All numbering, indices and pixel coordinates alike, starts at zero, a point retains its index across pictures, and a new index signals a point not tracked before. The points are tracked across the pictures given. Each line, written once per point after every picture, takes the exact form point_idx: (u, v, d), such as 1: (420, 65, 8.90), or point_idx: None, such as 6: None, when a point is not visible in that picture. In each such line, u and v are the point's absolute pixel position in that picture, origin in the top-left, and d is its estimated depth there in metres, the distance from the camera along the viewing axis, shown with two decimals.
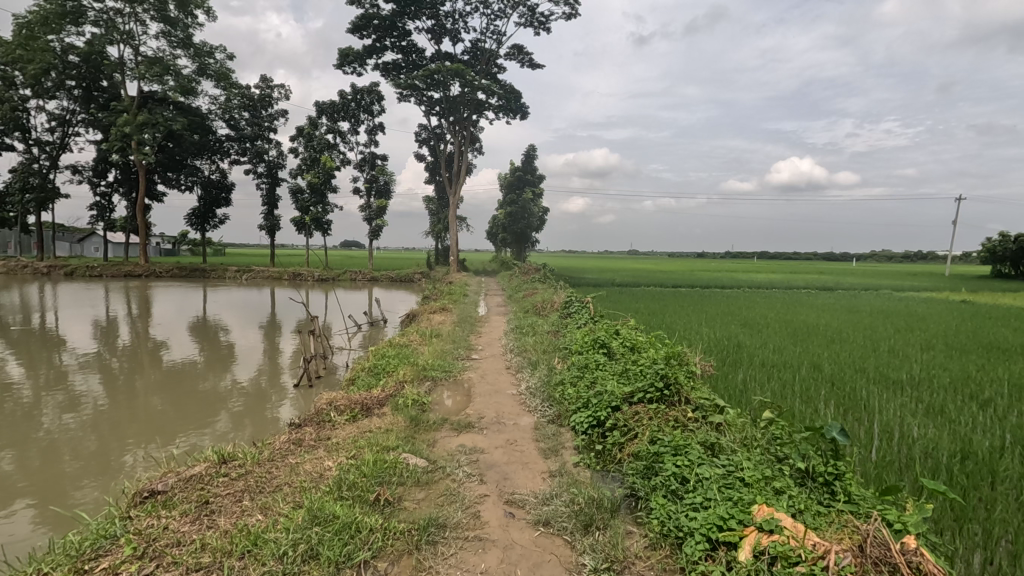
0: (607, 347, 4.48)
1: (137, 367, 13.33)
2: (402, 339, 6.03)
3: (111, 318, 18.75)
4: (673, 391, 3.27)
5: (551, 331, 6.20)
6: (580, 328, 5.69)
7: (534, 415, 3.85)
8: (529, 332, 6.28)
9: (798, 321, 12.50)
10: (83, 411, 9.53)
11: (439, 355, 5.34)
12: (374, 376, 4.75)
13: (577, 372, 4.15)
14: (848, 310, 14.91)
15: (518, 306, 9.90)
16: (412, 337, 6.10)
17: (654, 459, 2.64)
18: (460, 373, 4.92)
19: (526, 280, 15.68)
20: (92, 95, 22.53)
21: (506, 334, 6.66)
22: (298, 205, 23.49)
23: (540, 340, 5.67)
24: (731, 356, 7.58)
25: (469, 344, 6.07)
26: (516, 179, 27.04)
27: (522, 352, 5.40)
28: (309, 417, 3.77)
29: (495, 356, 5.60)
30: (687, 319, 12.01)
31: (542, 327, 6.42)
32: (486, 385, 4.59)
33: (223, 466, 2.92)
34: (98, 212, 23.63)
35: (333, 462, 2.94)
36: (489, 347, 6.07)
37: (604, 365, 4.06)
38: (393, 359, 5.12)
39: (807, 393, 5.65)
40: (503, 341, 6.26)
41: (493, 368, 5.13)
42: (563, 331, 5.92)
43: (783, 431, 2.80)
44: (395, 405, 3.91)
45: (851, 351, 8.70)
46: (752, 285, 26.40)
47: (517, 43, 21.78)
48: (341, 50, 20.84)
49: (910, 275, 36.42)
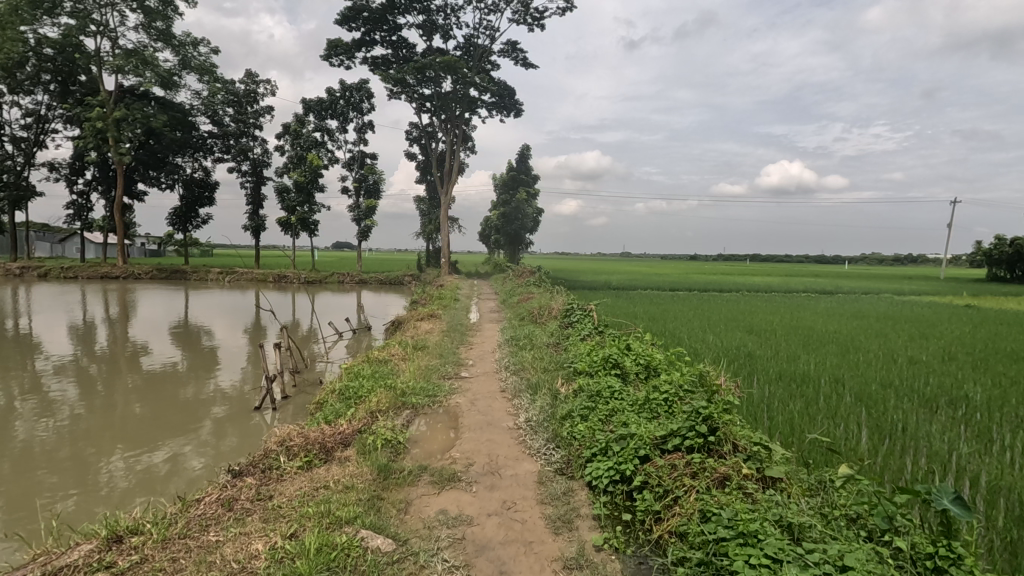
0: (622, 367, 3.87)
1: (116, 372, 12.58)
2: (383, 352, 5.36)
3: (89, 321, 17.94)
4: (717, 437, 2.67)
5: (550, 343, 5.53)
6: (583, 342, 5.04)
7: (538, 460, 3.19)
8: (526, 344, 5.61)
9: (806, 327, 11.89)
10: (53, 419, 8.82)
11: (424, 374, 4.66)
12: (345, 403, 4.06)
13: (588, 401, 3.51)
14: (854, 316, 14.40)
15: (513, 312, 9.26)
16: (395, 351, 5.41)
17: (714, 550, 2.00)
18: (446, 400, 4.23)
19: (521, 284, 15.02)
20: (69, 90, 21.70)
21: (502, 346, 5.99)
22: (284, 205, 22.69)
23: (540, 356, 5.01)
24: (745, 368, 6.98)
25: (458, 358, 5.40)
26: (510, 179, 26.39)
27: (520, 370, 4.73)
28: (253, 463, 3.12)
29: (490, 374, 4.93)
30: (690, 325, 11.38)
31: (540, 338, 5.77)
32: (478, 415, 3.91)
33: (112, 552, 2.32)
34: (75, 211, 22.71)
35: (265, 545, 2.26)
36: (483, 362, 5.39)
37: (623, 394, 3.43)
38: (367, 380, 4.43)
39: (835, 412, 5.06)
40: (498, 355, 5.61)
41: (484, 391, 4.45)
42: (565, 345, 5.27)
43: (864, 489, 2.20)
44: (362, 447, 3.24)
45: (870, 362, 8.11)
46: (750, 288, 25.92)
47: (511, 40, 21.16)
48: (329, 42, 20.12)
49: (906, 278, 36.17)
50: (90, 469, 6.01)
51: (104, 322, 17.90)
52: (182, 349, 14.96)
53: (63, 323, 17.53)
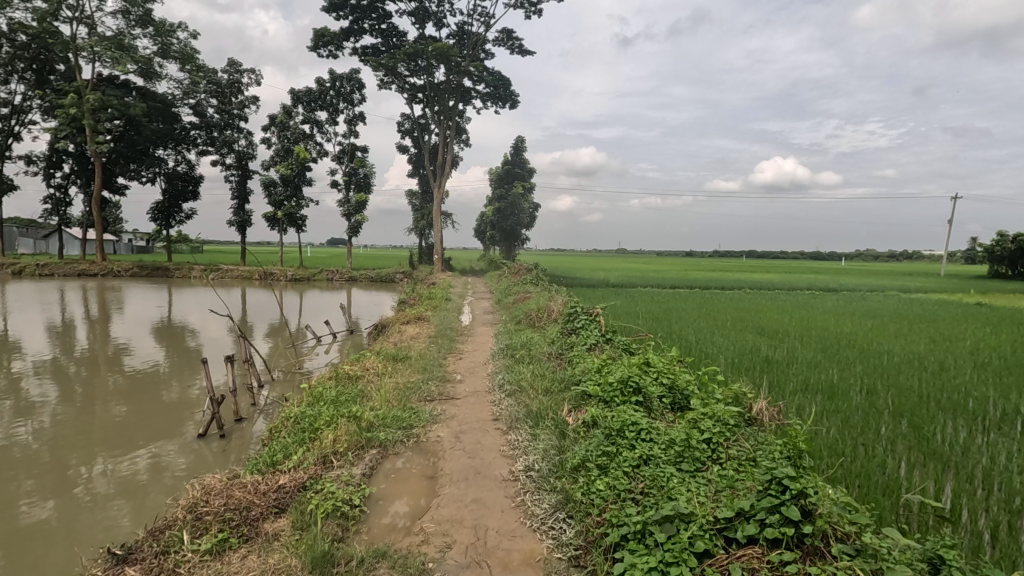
0: (644, 394, 3.18)
1: (95, 372, 11.83)
2: (355, 367, 4.63)
3: (66, 320, 17.08)
4: (809, 525, 1.98)
5: (551, 355, 4.78)
6: (590, 355, 4.33)
7: (545, 535, 2.46)
8: (523, 356, 4.86)
9: (819, 329, 11.19)
10: (36, 419, 8.18)
11: (400, 396, 3.91)
12: (292, 444, 3.34)
13: (605, 444, 2.79)
14: (864, 315, 13.73)
15: (508, 313, 8.56)
16: (368, 365, 4.69)
17: None
18: (425, 433, 3.52)
19: (517, 282, 14.32)
20: (44, 79, 20.80)
21: (496, 357, 5.25)
22: (270, 200, 21.87)
23: (539, 371, 4.27)
24: (766, 377, 6.37)
25: (442, 372, 4.64)
26: (505, 173, 25.60)
27: (515, 393, 4.01)
28: (149, 552, 2.41)
29: (483, 395, 4.21)
30: (697, 327, 10.66)
31: (538, 348, 5.02)
32: (463, 457, 3.18)
33: None
34: (52, 206, 21.73)
35: None
36: (471, 379, 4.65)
37: (655, 439, 2.72)
38: (327, 408, 3.71)
39: (880, 435, 4.43)
40: (491, 370, 4.85)
41: (473, 418, 3.73)
42: (569, 359, 4.53)
43: None
44: (298, 521, 2.52)
45: (898, 368, 7.47)
46: (752, 285, 25.20)
47: (506, 28, 20.37)
48: (316, 30, 19.28)
49: (908, 275, 35.58)
50: (67, 474, 5.34)
51: (84, 321, 17.06)
52: (166, 349, 14.21)
53: (39, 322, 16.67)
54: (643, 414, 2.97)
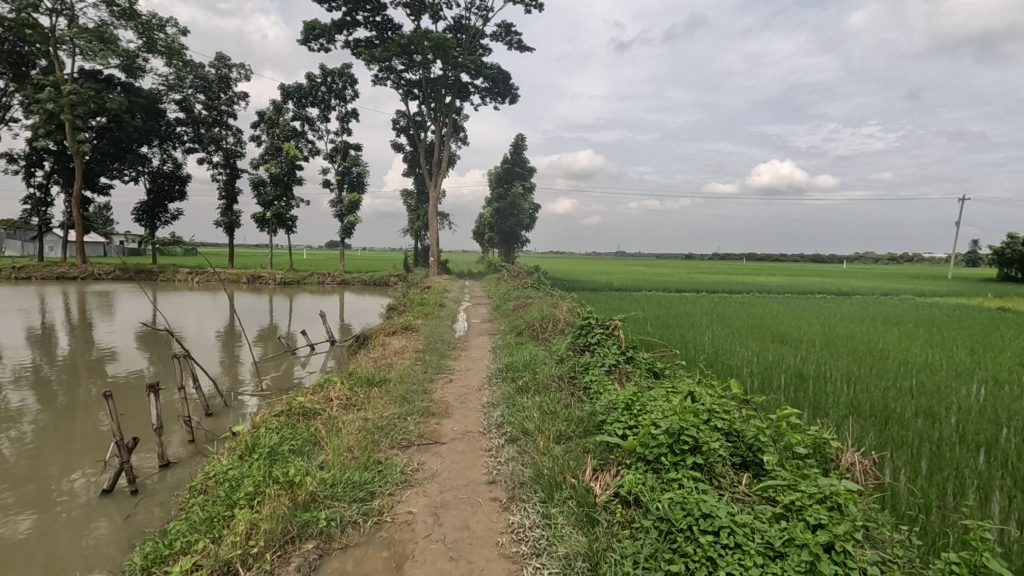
0: (704, 453, 2.27)
1: (74, 379, 10.99)
2: (318, 401, 3.76)
3: (47, 326, 16.21)
4: None
5: (561, 382, 3.90)
6: (615, 386, 3.42)
7: None
8: (527, 382, 3.96)
9: (844, 338, 10.29)
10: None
11: (363, 448, 3.01)
12: (202, 530, 2.43)
13: (665, 553, 1.83)
14: (886, 322, 12.90)
15: (508, 321, 7.76)
16: (333, 400, 3.81)
17: None
18: (394, 509, 2.59)
19: (517, 286, 13.48)
20: (23, 74, 19.89)
21: (494, 381, 4.38)
22: (259, 200, 20.97)
23: (547, 407, 3.39)
24: (803, 396, 5.58)
25: (424, 405, 3.76)
26: (504, 172, 24.77)
27: (519, 441, 3.11)
28: None
29: (478, 438, 3.33)
30: (711, 335, 9.85)
31: (544, 371, 4.14)
32: (440, 555, 2.23)
33: None
34: (32, 207, 20.81)
35: None
36: (463, 412, 3.77)
37: (749, 545, 1.76)
38: (263, 466, 2.83)
39: (967, 472, 3.58)
40: (487, 401, 3.97)
41: (461, 481, 2.81)
42: (585, 390, 3.63)
43: None
44: None
45: (945, 384, 6.65)
46: (759, 289, 24.31)
47: (505, 21, 19.54)
48: (307, 22, 18.47)
49: (916, 278, 34.66)
50: (49, 484, 4.40)
51: (65, 326, 16.14)
52: (151, 355, 13.29)
53: (18, 328, 15.81)
54: (711, 493, 2.05)
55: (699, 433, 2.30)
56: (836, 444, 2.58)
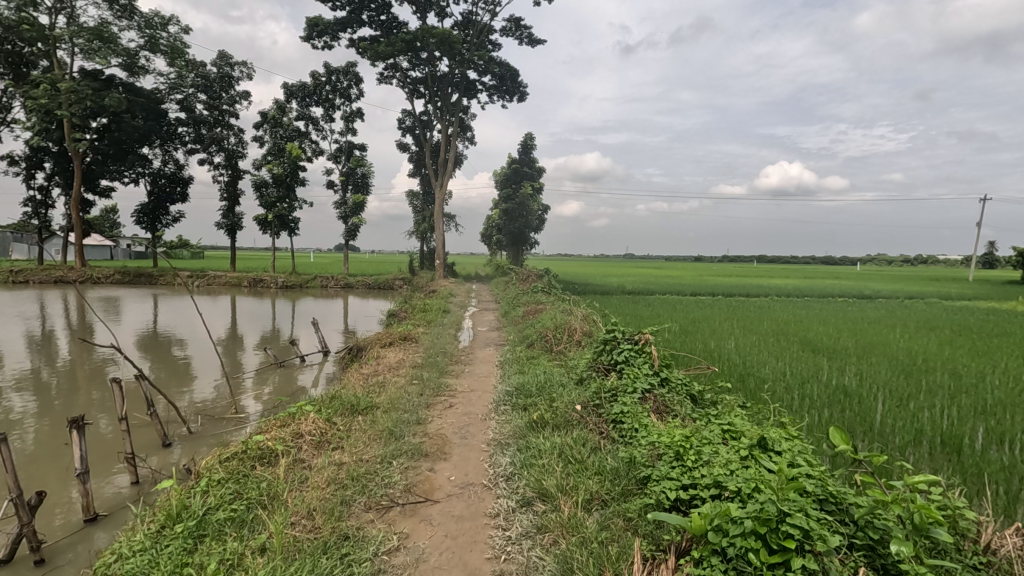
0: (812, 561, 1.56)
1: (76, 384, 10.57)
2: (285, 443, 3.12)
3: (47, 331, 15.78)
4: None
5: (584, 413, 3.26)
6: (656, 427, 2.73)
7: None
8: (542, 416, 3.30)
9: (879, 346, 9.56)
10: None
11: (326, 518, 2.35)
12: None
13: None
14: (919, 328, 12.09)
15: (517, 330, 7.11)
16: (305, 442, 3.18)
17: None
18: None
19: (525, 291, 12.85)
20: (20, 72, 19.35)
21: (501, 410, 3.75)
22: (261, 201, 20.42)
23: (572, 458, 2.73)
24: (855, 418, 4.87)
25: (416, 444, 3.15)
26: (512, 172, 24.11)
27: (536, 508, 2.43)
28: None
29: (482, 497, 2.65)
30: (735, 343, 9.13)
31: (562, 400, 3.50)
32: None
33: None
34: (32, 209, 20.42)
35: None
36: (465, 454, 3.13)
37: None
38: (198, 555, 2.15)
39: None
40: (494, 436, 3.32)
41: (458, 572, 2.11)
42: (615, 427, 2.97)
43: None
44: None
45: (1011, 401, 5.88)
46: (776, 292, 23.44)
47: (514, 16, 18.92)
48: (309, 18, 17.92)
49: (937, 280, 33.54)
50: None
51: (65, 331, 15.72)
52: (151, 359, 12.68)
53: (19, 333, 15.37)
54: None
55: (807, 525, 1.61)
56: (972, 520, 1.95)
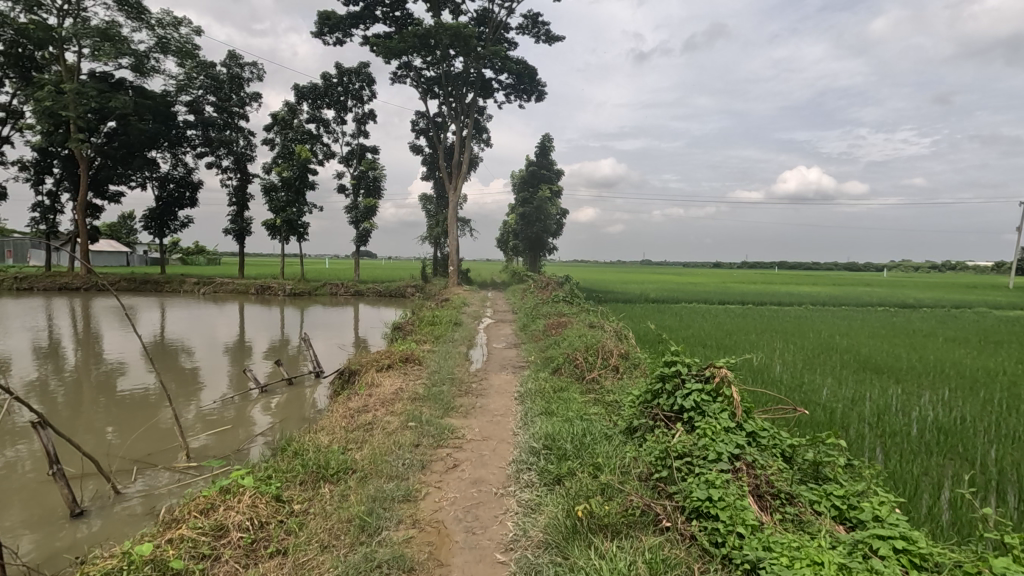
0: None
1: (78, 391, 9.96)
2: (196, 557, 2.25)
3: (52, 338, 15.28)
4: None
5: (645, 504, 2.36)
6: (783, 553, 1.79)
7: None
8: (584, 509, 2.39)
9: (948, 364, 8.46)
10: None
11: None
12: None
13: None
14: (983, 342, 10.92)
15: (538, 349, 6.20)
16: (230, 554, 2.30)
17: None
18: None
19: (545, 299, 11.94)
20: (29, 75, 19.03)
21: (525, 485, 2.86)
22: (270, 206, 19.81)
23: None
24: (979, 472, 3.82)
25: (403, 554, 2.25)
26: (529, 175, 23.23)
27: None
28: None
29: None
30: (783, 361, 8.10)
31: (610, 477, 2.60)
32: None
33: None
34: (40, 214, 20.07)
35: None
36: (470, 571, 2.20)
37: None
38: None
39: None
40: (515, 537, 2.41)
41: None
42: (700, 544, 2.05)
43: None
44: None
45: None
46: (809, 300, 22.19)
47: (532, 13, 18.07)
48: (320, 14, 17.33)
49: (970, 287, 32.09)
50: None
51: (70, 338, 15.21)
52: (154, 366, 12.00)
53: (24, 340, 14.90)
54: None
55: None
56: None
